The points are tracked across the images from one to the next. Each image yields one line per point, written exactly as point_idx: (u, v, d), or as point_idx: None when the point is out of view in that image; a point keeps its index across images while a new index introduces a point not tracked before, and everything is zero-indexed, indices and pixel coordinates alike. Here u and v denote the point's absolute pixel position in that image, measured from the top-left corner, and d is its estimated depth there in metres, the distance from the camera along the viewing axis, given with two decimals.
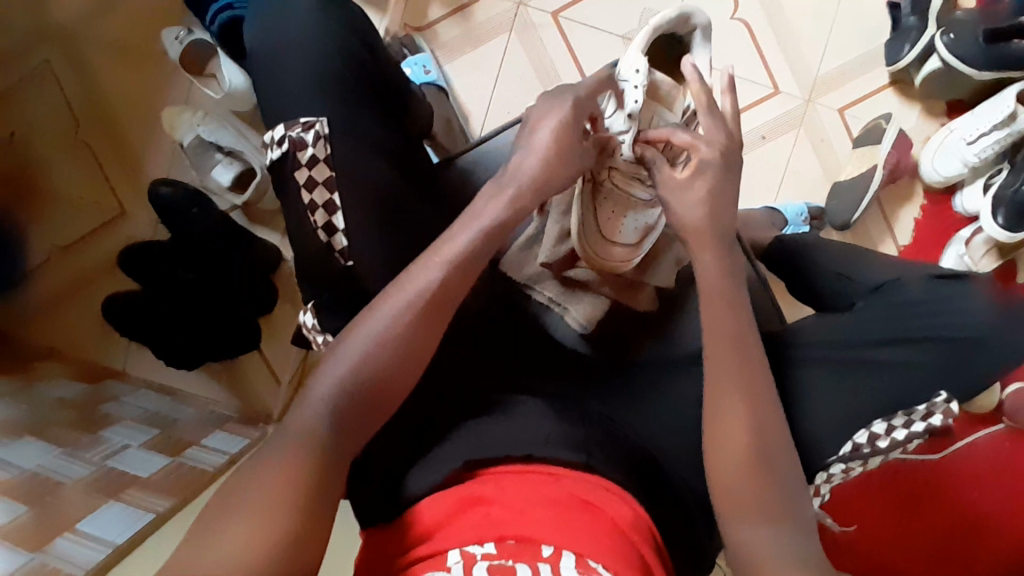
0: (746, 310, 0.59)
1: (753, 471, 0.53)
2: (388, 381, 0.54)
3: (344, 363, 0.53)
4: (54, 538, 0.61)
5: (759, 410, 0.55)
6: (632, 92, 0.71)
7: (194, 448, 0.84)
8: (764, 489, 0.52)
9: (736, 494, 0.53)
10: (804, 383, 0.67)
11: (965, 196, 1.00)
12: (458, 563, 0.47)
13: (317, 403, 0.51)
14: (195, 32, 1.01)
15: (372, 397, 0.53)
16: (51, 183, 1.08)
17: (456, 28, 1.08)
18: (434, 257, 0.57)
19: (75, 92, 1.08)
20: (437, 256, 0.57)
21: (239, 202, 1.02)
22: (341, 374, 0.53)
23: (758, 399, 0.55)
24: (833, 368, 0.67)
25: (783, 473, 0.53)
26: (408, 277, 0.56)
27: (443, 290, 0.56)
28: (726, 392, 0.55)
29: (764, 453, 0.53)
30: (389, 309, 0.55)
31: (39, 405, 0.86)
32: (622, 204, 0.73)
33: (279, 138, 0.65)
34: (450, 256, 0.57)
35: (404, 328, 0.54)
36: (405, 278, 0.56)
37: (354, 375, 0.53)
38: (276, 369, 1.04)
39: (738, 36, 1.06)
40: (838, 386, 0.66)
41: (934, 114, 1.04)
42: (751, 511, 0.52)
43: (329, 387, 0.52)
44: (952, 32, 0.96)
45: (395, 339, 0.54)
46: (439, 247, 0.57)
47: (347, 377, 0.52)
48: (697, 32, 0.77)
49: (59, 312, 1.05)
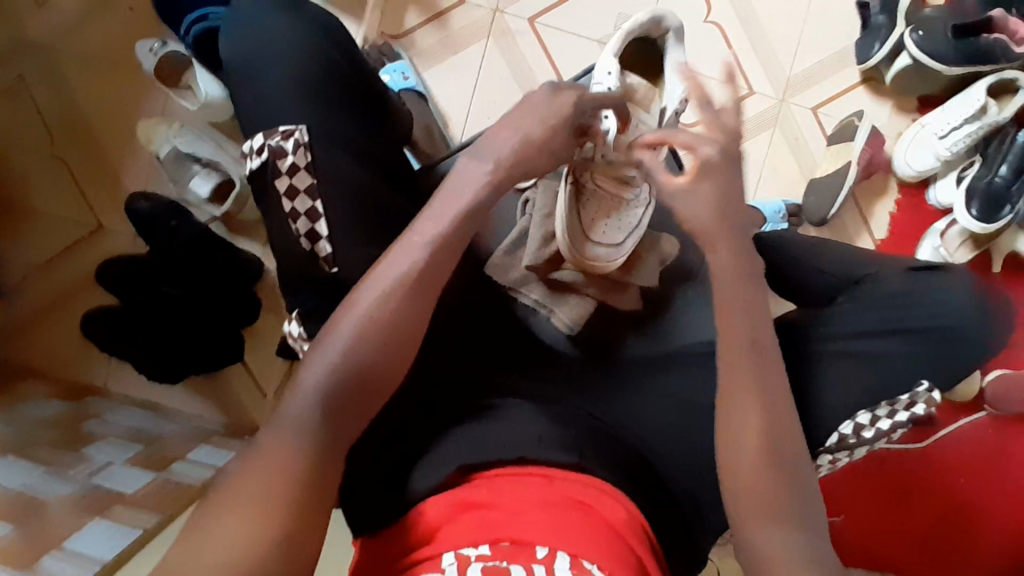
0: (748, 299, 0.58)
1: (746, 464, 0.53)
2: (379, 367, 0.54)
3: (337, 352, 0.52)
4: (41, 557, 0.60)
5: (750, 403, 0.55)
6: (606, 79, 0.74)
7: (180, 464, 0.83)
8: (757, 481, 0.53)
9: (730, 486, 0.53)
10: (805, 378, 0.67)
11: (938, 189, 1.02)
12: (453, 565, 0.47)
13: (311, 389, 0.51)
14: (170, 43, 1.00)
15: (363, 391, 0.53)
16: (27, 198, 1.06)
17: (433, 35, 1.08)
18: (418, 236, 0.58)
19: (48, 105, 1.07)
20: (421, 238, 0.57)
21: (219, 214, 1.01)
22: (335, 357, 0.52)
23: (749, 391, 0.55)
24: (830, 362, 0.67)
25: (777, 464, 0.54)
26: (393, 261, 0.56)
27: (430, 269, 0.57)
28: (725, 389, 0.56)
29: (756, 445, 0.54)
30: (375, 297, 0.55)
31: (19, 424, 0.84)
32: (604, 204, 0.75)
33: (258, 147, 0.64)
34: (434, 243, 0.57)
35: (394, 312, 0.55)
36: (391, 261, 0.56)
37: (347, 360, 0.52)
38: (261, 381, 1.03)
39: (712, 37, 1.07)
40: (832, 376, 0.67)
41: (905, 110, 1.06)
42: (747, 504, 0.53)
43: (319, 376, 0.51)
44: (921, 30, 0.98)
45: (386, 323, 0.54)
46: (423, 235, 0.58)
47: (340, 362, 0.52)
48: (671, 34, 0.78)
49: (37, 330, 1.03)
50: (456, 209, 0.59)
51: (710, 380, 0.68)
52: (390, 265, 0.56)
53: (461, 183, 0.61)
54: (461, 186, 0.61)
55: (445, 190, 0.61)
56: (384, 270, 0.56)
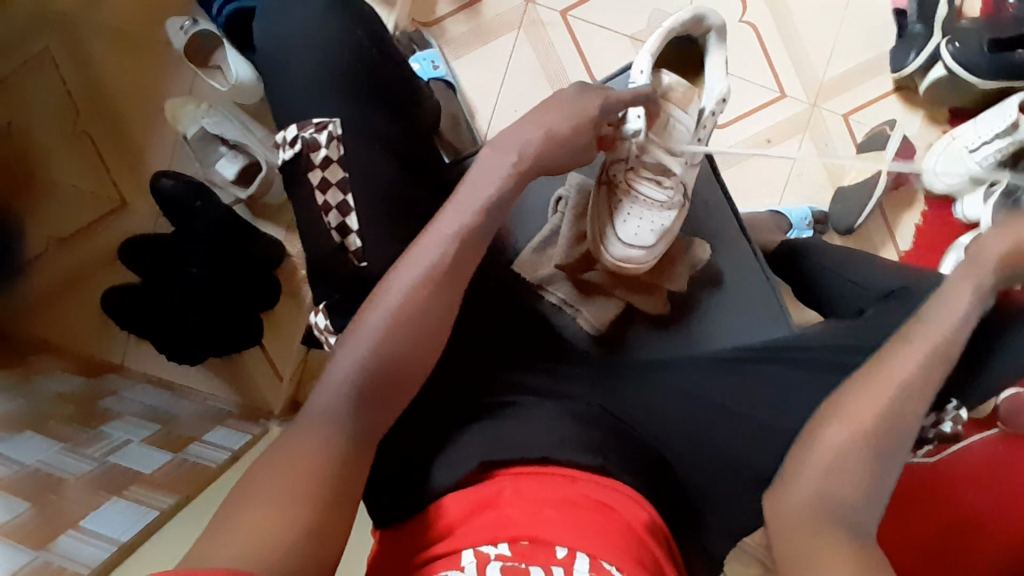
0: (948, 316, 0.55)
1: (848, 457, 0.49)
2: (405, 362, 0.53)
3: (364, 349, 0.52)
4: (57, 536, 0.60)
5: (902, 398, 0.51)
6: (637, 77, 0.72)
7: (196, 445, 0.83)
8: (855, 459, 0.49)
9: (827, 458, 0.49)
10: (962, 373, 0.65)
11: (965, 203, 1.00)
12: (472, 563, 0.47)
13: (337, 384, 0.51)
14: (201, 23, 0.98)
15: (392, 384, 0.53)
16: (48, 173, 1.06)
17: (464, 24, 1.07)
18: (443, 228, 0.57)
19: (75, 80, 1.06)
20: (447, 229, 0.57)
21: (243, 197, 1.00)
22: (362, 353, 0.52)
23: (913, 389, 0.52)
24: None
25: (895, 453, 0.50)
26: (420, 250, 0.56)
27: (457, 260, 0.57)
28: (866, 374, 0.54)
29: (883, 428, 0.50)
30: (400, 293, 0.54)
31: (37, 399, 0.84)
32: (640, 205, 0.73)
33: (292, 138, 0.63)
34: (460, 238, 0.57)
35: (421, 305, 0.54)
36: (420, 254, 0.56)
37: (375, 354, 0.52)
38: (278, 365, 1.02)
39: (747, 39, 1.07)
40: None
41: (937, 122, 1.05)
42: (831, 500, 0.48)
43: (346, 372, 0.52)
44: (957, 40, 0.97)
45: (411, 317, 0.54)
46: (446, 228, 0.57)
47: (368, 358, 0.52)
48: (712, 33, 0.74)
49: (56, 306, 1.03)
50: (480, 199, 0.59)
51: (727, 386, 0.67)
52: (416, 255, 0.56)
53: (485, 172, 0.60)
54: (485, 182, 0.60)
55: (470, 179, 0.60)
56: (414, 260, 0.56)
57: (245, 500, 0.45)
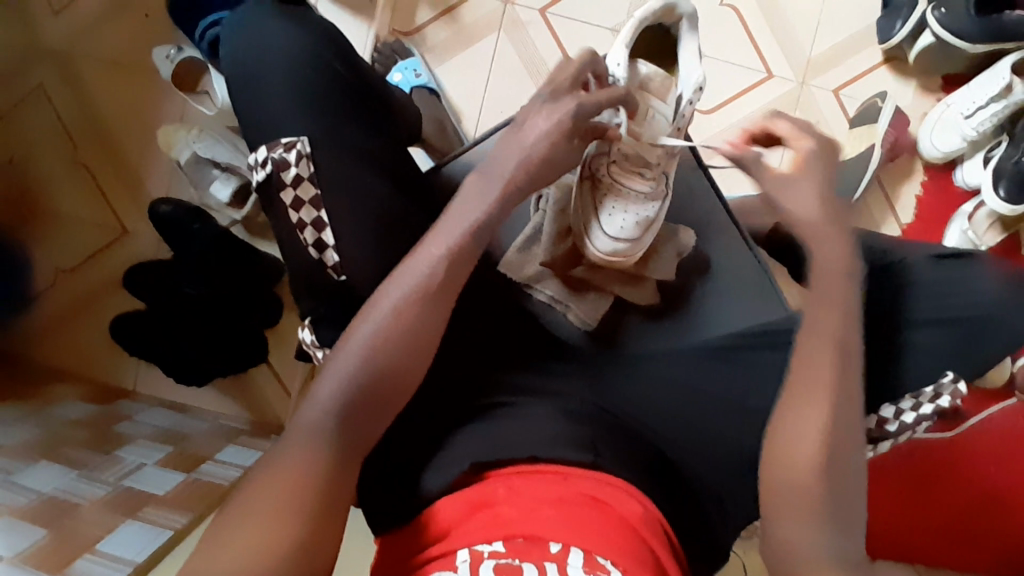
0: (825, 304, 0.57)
1: (798, 458, 0.53)
2: (395, 373, 0.54)
3: (353, 362, 0.53)
4: (75, 559, 0.62)
5: (802, 415, 0.54)
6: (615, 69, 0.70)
7: (209, 463, 0.85)
8: (785, 489, 0.52)
9: (782, 490, 0.53)
10: (958, 342, 0.64)
11: (965, 170, 1.00)
12: (465, 563, 0.48)
13: (326, 399, 0.52)
14: (186, 49, 1.01)
15: (384, 395, 0.54)
16: (53, 205, 1.08)
17: (444, 30, 1.08)
18: (432, 242, 0.58)
19: (70, 113, 1.09)
20: (434, 247, 0.58)
21: (239, 217, 1.03)
22: (350, 367, 0.53)
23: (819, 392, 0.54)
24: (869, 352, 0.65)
25: (842, 455, 0.53)
26: (410, 265, 0.57)
27: (443, 272, 0.57)
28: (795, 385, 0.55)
29: (813, 449, 0.53)
30: (388, 306, 0.55)
31: (52, 428, 0.86)
32: (624, 198, 0.72)
33: (262, 160, 0.64)
34: (448, 250, 0.58)
35: (409, 316, 0.55)
36: (408, 269, 0.57)
37: (364, 367, 0.53)
38: (285, 381, 1.05)
39: (729, 22, 1.06)
40: (876, 363, 0.64)
41: (931, 90, 1.03)
42: (787, 508, 0.52)
43: (336, 386, 0.52)
44: (943, 6, 0.94)
45: (397, 328, 0.55)
46: (435, 240, 0.58)
47: (357, 369, 0.53)
48: (684, 21, 0.71)
49: (68, 336, 1.06)
50: (464, 217, 0.60)
51: (717, 375, 0.67)
52: (406, 269, 0.57)
53: (471, 192, 0.61)
54: (470, 198, 0.61)
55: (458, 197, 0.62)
56: (405, 274, 0.56)
57: (236, 519, 0.46)
